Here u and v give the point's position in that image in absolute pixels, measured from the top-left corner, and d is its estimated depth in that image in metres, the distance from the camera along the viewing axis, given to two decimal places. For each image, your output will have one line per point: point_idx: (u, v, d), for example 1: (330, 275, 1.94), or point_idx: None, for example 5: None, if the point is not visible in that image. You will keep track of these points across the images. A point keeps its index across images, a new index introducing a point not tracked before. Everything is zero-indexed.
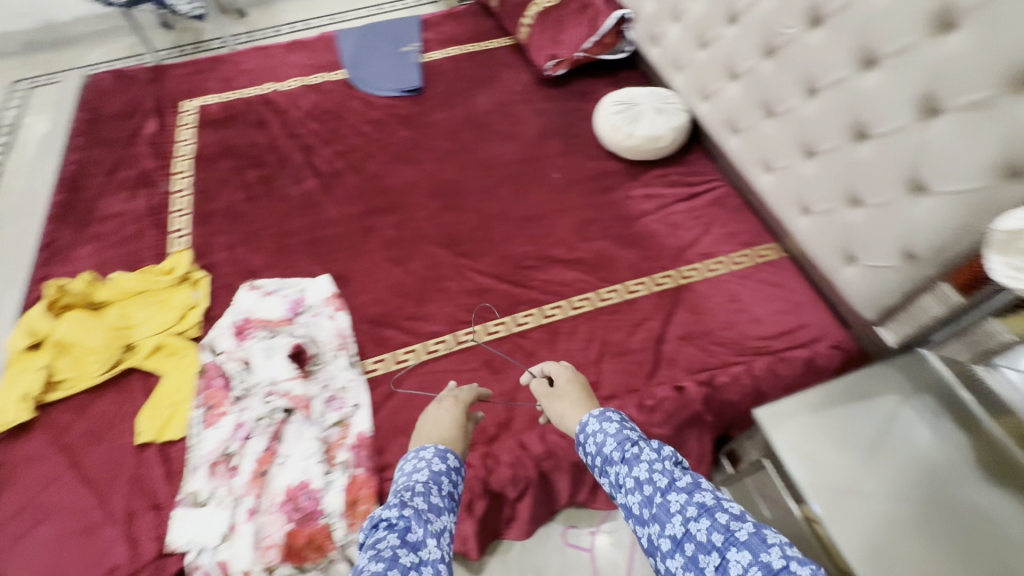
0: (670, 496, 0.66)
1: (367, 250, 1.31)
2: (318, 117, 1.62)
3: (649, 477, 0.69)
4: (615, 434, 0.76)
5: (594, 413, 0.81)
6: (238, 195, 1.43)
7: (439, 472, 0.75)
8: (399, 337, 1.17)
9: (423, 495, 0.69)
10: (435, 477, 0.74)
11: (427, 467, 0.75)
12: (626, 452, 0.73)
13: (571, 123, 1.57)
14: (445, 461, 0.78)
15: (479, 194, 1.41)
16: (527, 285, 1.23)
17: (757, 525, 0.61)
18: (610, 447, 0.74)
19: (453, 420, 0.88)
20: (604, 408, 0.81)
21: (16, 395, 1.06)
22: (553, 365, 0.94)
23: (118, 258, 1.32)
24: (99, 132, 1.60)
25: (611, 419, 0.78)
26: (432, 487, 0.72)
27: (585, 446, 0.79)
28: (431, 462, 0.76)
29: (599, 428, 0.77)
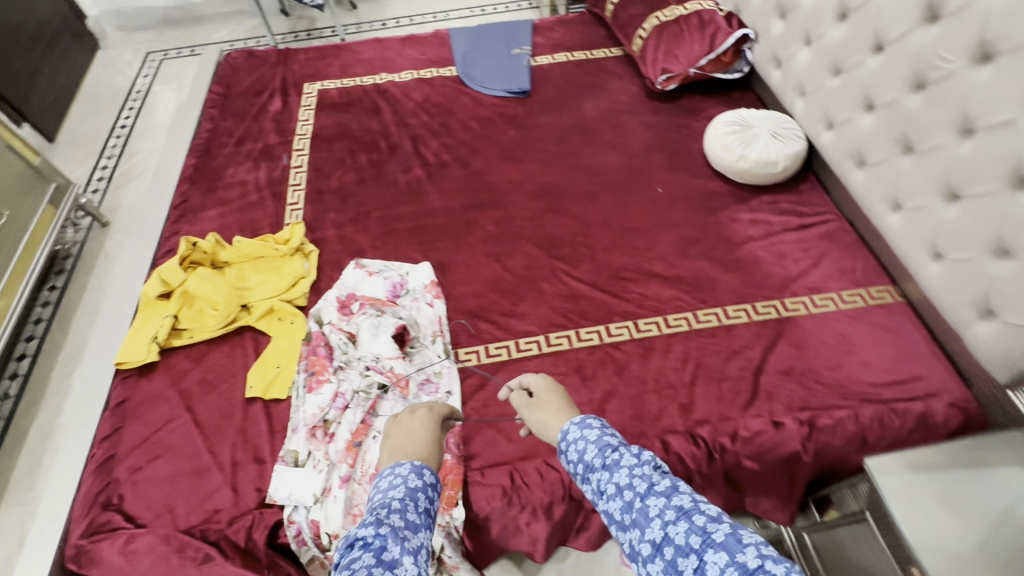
0: (651, 501, 0.65)
1: (468, 242, 1.35)
2: (427, 110, 1.68)
3: (629, 482, 0.68)
4: (595, 441, 0.74)
5: (576, 421, 0.79)
6: (350, 177, 1.51)
7: (416, 488, 0.75)
8: (492, 332, 1.18)
9: (400, 512, 0.69)
10: (411, 493, 0.74)
11: (403, 483, 0.76)
12: (607, 458, 0.72)
13: (677, 138, 1.55)
14: (421, 478, 0.78)
15: (579, 201, 1.42)
16: (623, 296, 1.23)
17: (734, 526, 0.60)
18: (590, 454, 0.73)
19: (425, 432, 0.89)
20: (584, 415, 0.79)
21: (147, 338, 1.17)
22: (531, 376, 0.90)
23: (238, 224, 1.43)
24: (231, 105, 1.74)
25: (591, 426, 0.77)
26: (409, 505, 0.72)
27: (565, 452, 0.77)
28: (407, 479, 0.76)
29: (580, 433, 0.76)
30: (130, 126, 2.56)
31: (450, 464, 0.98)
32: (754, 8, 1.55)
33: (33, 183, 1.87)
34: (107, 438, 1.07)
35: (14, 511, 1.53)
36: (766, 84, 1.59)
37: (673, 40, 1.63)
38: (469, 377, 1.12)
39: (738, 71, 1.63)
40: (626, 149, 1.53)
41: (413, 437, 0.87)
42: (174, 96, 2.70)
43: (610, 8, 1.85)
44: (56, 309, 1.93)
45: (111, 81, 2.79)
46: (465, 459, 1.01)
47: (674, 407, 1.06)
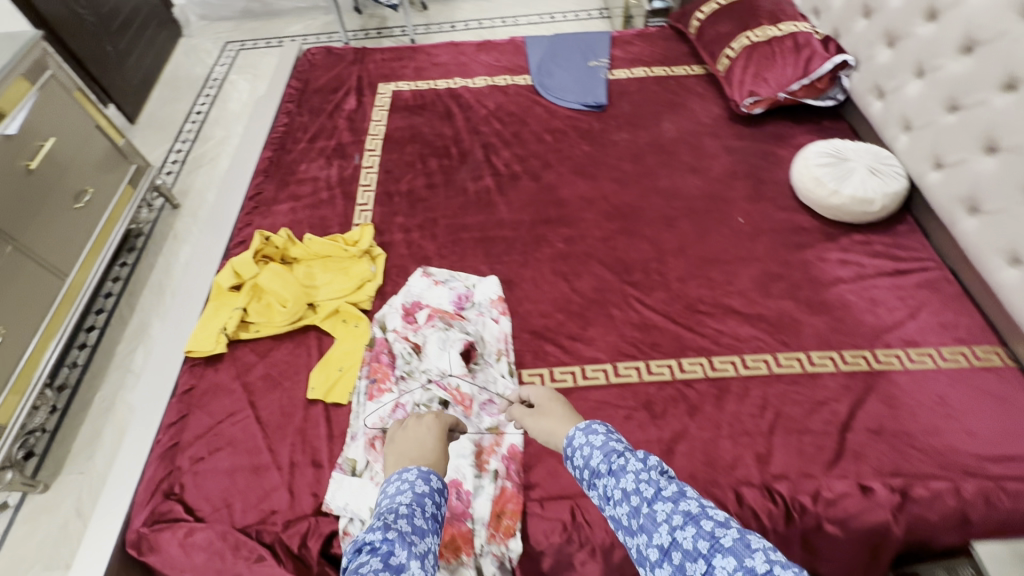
0: (658, 505, 0.66)
1: (536, 259, 1.31)
2: (500, 118, 1.66)
3: (636, 487, 0.69)
4: (601, 446, 0.76)
5: (581, 426, 0.81)
6: (420, 182, 1.50)
7: (423, 493, 0.77)
8: (557, 355, 1.14)
9: (407, 517, 0.71)
10: (418, 498, 0.76)
11: (410, 488, 0.77)
12: (613, 464, 0.73)
13: (761, 166, 1.47)
14: (428, 484, 0.79)
15: (653, 225, 1.36)
16: (698, 331, 1.16)
17: (742, 532, 0.61)
18: (596, 460, 0.74)
19: (433, 437, 0.90)
20: (589, 421, 0.81)
21: (216, 328, 1.19)
22: (532, 388, 0.94)
23: (308, 220, 1.44)
24: (307, 101, 1.76)
25: (597, 431, 0.78)
26: (416, 509, 0.74)
27: (571, 458, 0.79)
28: (414, 484, 0.78)
29: (585, 438, 0.78)
30: (205, 112, 2.65)
31: (509, 492, 0.95)
32: (855, 33, 1.46)
33: (116, 163, 1.95)
34: (173, 425, 1.08)
35: (72, 478, 1.58)
36: (862, 113, 1.49)
37: (764, 62, 1.55)
38: None
39: (832, 99, 1.55)
40: (707, 173, 1.47)
41: (419, 444, 0.88)
42: (248, 86, 2.77)
43: (696, 24, 1.78)
44: (125, 285, 2.01)
45: (190, 68, 2.89)
46: (524, 488, 0.97)
47: (751, 456, 0.99)
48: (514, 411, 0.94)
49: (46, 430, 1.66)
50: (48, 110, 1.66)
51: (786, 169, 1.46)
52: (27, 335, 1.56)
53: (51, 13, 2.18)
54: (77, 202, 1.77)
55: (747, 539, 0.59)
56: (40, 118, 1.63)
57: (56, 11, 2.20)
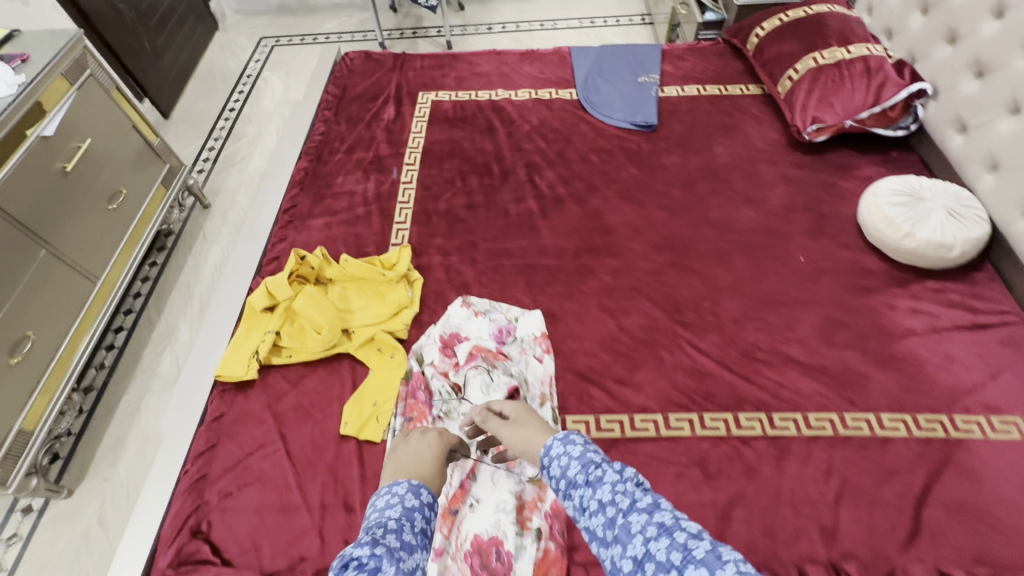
0: (632, 516, 0.68)
1: (581, 291, 1.23)
2: (544, 135, 1.58)
3: (612, 499, 0.71)
4: (579, 457, 0.78)
5: (558, 436, 0.83)
6: (459, 200, 1.44)
7: (413, 507, 0.77)
8: (603, 401, 1.08)
9: (396, 532, 0.71)
10: (408, 512, 0.75)
11: (399, 502, 0.77)
12: (590, 475, 0.75)
13: (824, 199, 1.37)
14: (419, 498, 0.80)
15: (707, 258, 1.28)
16: (756, 382, 1.08)
17: (715, 543, 0.62)
18: (574, 470, 0.77)
19: (428, 453, 0.89)
20: (567, 432, 0.84)
21: (247, 353, 1.14)
22: (507, 402, 0.96)
23: (343, 237, 1.38)
24: (345, 109, 1.71)
25: (574, 442, 0.81)
26: (405, 524, 0.73)
27: (549, 469, 0.81)
28: (405, 497, 0.78)
29: (563, 449, 0.80)
30: (238, 110, 2.62)
31: (554, 554, 0.89)
32: (935, 60, 1.36)
33: (150, 162, 1.93)
34: (202, 456, 1.04)
35: (95, 485, 1.56)
36: (936, 145, 1.39)
37: (831, 86, 1.44)
38: None
39: (903, 129, 1.44)
40: (763, 205, 1.37)
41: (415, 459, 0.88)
42: (281, 84, 2.73)
43: (754, 41, 1.67)
44: (154, 286, 1.99)
45: (225, 64, 2.87)
46: (568, 549, 0.91)
47: (814, 529, 0.91)
48: (489, 421, 0.94)
49: (72, 433, 1.65)
50: (84, 108, 1.63)
51: (851, 204, 1.36)
52: (57, 338, 1.54)
53: (92, 7, 2.16)
54: (111, 203, 1.74)
55: (719, 552, 0.60)
56: (78, 119, 1.61)
57: (97, 6, 2.19)
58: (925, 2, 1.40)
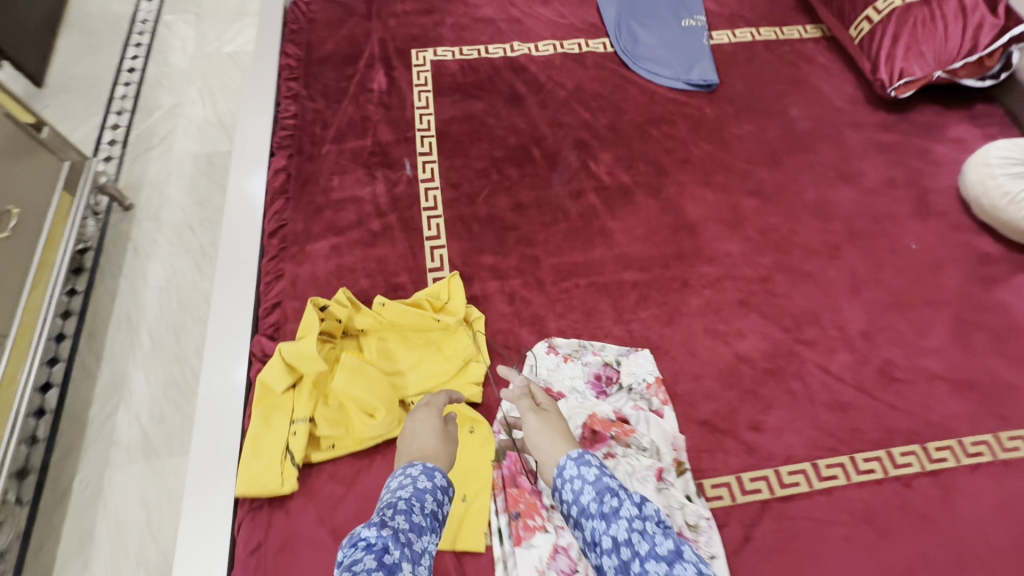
0: (650, 565, 0.64)
1: (680, 312, 1.02)
2: (586, 103, 1.27)
3: (629, 539, 0.66)
4: (593, 483, 0.73)
5: (574, 456, 0.77)
6: (500, 200, 1.13)
7: (425, 489, 0.72)
8: (740, 454, 0.90)
9: (405, 514, 0.67)
10: (418, 493, 0.71)
11: (411, 483, 0.72)
12: (606, 506, 0.70)
13: (922, 169, 1.20)
14: (431, 480, 0.74)
15: (815, 255, 1.09)
16: (903, 407, 0.94)
17: None
18: (587, 497, 0.72)
19: (430, 428, 0.82)
20: (583, 452, 0.78)
21: (276, 452, 0.85)
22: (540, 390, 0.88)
23: (362, 264, 1.05)
24: (318, 78, 1.29)
25: (591, 465, 0.76)
26: (415, 504, 0.69)
27: (561, 490, 0.76)
28: (417, 479, 0.73)
29: (576, 471, 0.75)
30: (141, 71, 1.99)
31: None
32: None
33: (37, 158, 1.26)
34: None
35: None
36: None
37: (921, 30, 1.20)
38: (723, 523, 0.85)
39: (992, 78, 1.25)
40: (860, 180, 1.18)
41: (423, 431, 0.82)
42: (192, 30, 2.08)
43: None
44: (81, 324, 1.49)
45: (104, 5, 2.14)
46: None
47: None
48: (516, 403, 0.86)
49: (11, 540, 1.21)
50: None
51: (949, 173, 1.19)
52: None
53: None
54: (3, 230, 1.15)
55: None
56: None
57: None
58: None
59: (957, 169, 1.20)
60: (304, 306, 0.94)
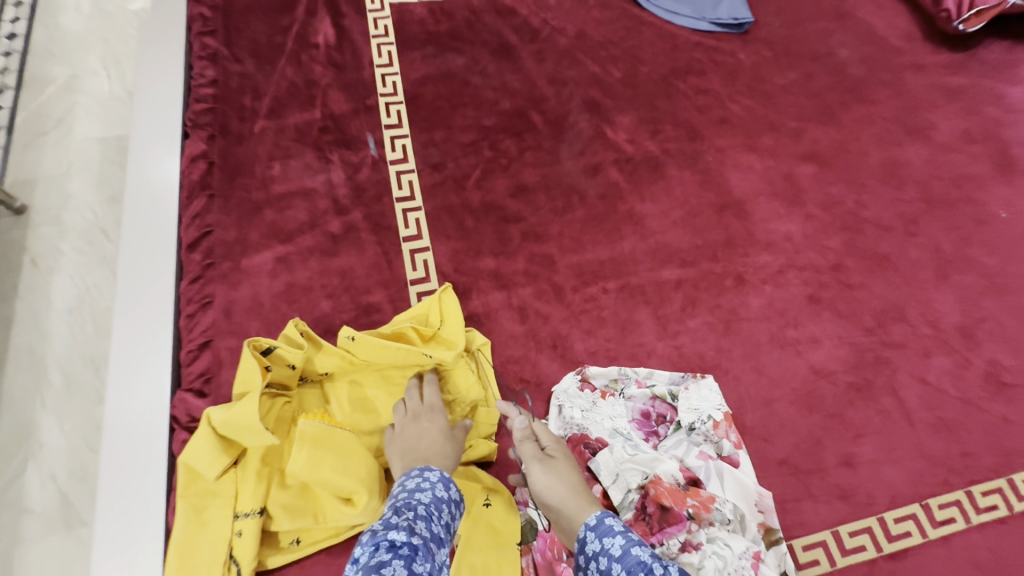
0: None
1: (737, 316, 0.80)
2: (593, 52, 1.00)
3: None
4: (620, 559, 0.49)
5: (592, 523, 0.53)
6: (496, 183, 0.87)
7: (444, 500, 0.53)
8: (834, 500, 0.70)
9: (426, 520, 0.48)
10: (438, 501, 0.52)
11: (429, 488, 0.53)
12: None
13: (1000, 118, 0.99)
14: (449, 490, 0.54)
15: (890, 233, 0.88)
16: (1019, 421, 0.76)
17: None
18: None
19: (441, 428, 0.64)
20: (602, 514, 0.54)
21: (218, 563, 0.61)
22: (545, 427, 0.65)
23: (321, 281, 0.79)
24: (244, 32, 0.98)
25: (615, 532, 0.51)
26: (433, 514, 0.50)
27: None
28: (433, 486, 0.53)
29: (597, 544, 0.51)
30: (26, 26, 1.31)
31: None
32: None
33: None
34: None
35: None
36: None
37: None
38: None
39: None
40: (931, 136, 0.97)
41: (434, 428, 0.64)
42: None
43: None
44: None
45: None
46: None
47: None
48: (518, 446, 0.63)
49: None
50: None
51: None
52: None
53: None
54: None
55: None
56: None
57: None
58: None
59: None
60: (244, 348, 0.65)
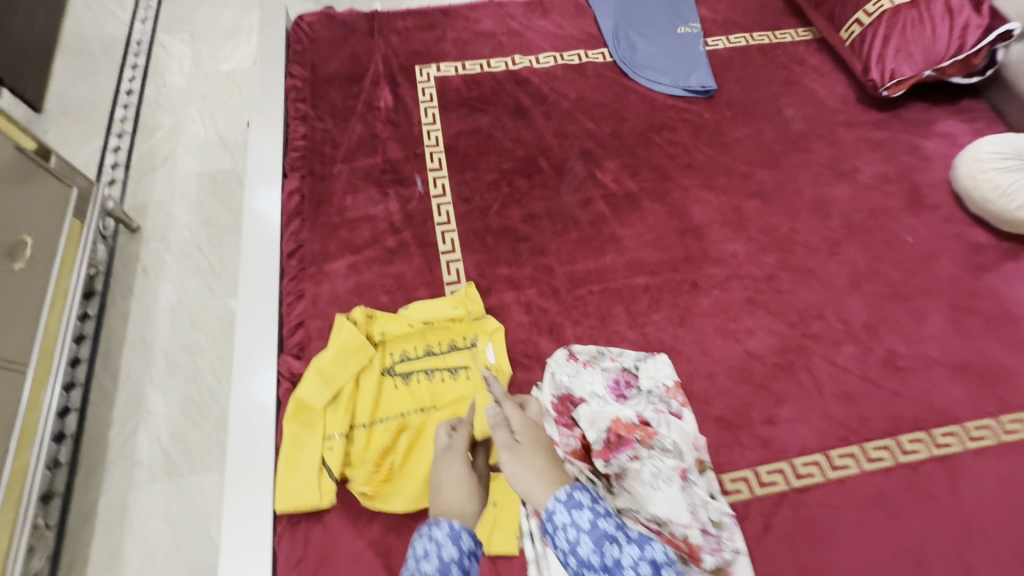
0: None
1: (694, 314, 1.06)
2: (588, 113, 1.30)
3: None
4: (589, 532, 0.70)
5: (561, 498, 0.74)
6: (512, 212, 1.17)
7: (450, 559, 0.70)
8: (756, 448, 0.94)
9: None
10: (444, 566, 0.69)
11: (435, 552, 0.70)
12: (607, 558, 0.68)
13: (914, 164, 1.25)
14: (458, 546, 0.71)
15: (817, 252, 1.13)
16: (907, 394, 1.00)
17: None
18: (586, 548, 0.69)
19: (461, 477, 0.83)
20: (570, 490, 0.75)
21: (312, 471, 0.88)
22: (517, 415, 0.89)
23: (380, 282, 1.08)
24: (325, 98, 1.32)
25: (582, 506, 0.73)
26: None
27: (554, 538, 0.73)
28: (443, 547, 0.71)
29: (569, 520, 0.72)
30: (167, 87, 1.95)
31: None
32: None
33: (36, 181, 1.39)
34: None
35: None
36: (1014, 92, 1.29)
37: (911, 30, 1.25)
38: (744, 516, 0.89)
39: (978, 75, 1.30)
40: (855, 178, 1.23)
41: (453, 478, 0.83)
42: (188, 50, 2.09)
43: None
44: (95, 346, 1.57)
45: (100, 27, 2.13)
46: None
47: (1012, 559, 0.86)
48: (494, 433, 0.88)
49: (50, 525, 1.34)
50: None
51: (941, 167, 1.25)
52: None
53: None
54: (15, 260, 1.29)
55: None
56: None
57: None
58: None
59: (947, 163, 1.25)
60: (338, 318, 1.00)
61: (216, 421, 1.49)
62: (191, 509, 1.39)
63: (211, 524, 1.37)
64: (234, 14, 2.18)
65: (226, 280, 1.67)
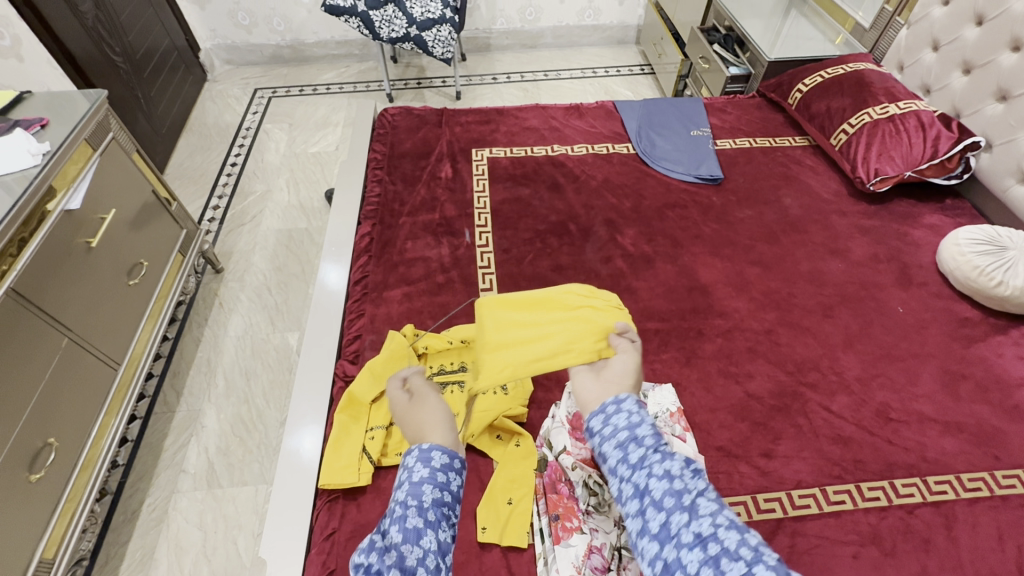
0: (703, 499, 0.58)
1: (699, 356, 1.19)
2: (612, 191, 1.55)
3: (684, 474, 0.60)
4: (652, 423, 0.66)
5: (635, 395, 0.70)
6: (543, 262, 1.38)
7: (421, 480, 0.67)
8: (755, 478, 1.02)
9: (398, 523, 0.62)
10: (413, 490, 0.66)
11: (407, 478, 0.68)
12: (662, 442, 0.64)
13: (902, 248, 1.41)
14: (427, 466, 0.69)
15: (812, 313, 1.27)
16: (900, 443, 1.07)
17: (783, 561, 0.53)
18: (645, 429, 0.65)
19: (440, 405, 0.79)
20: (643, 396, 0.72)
21: (355, 456, 1.02)
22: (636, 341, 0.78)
23: (428, 308, 1.28)
24: (398, 167, 1.63)
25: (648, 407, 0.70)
26: (410, 504, 0.64)
27: (609, 416, 0.67)
28: (413, 470, 0.68)
29: (634, 406, 0.67)
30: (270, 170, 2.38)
31: None
32: (985, 116, 1.46)
33: (160, 219, 1.71)
34: None
35: None
36: (992, 194, 1.48)
37: (889, 140, 1.48)
38: None
39: (957, 177, 1.50)
40: (848, 256, 1.39)
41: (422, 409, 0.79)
42: (285, 135, 2.55)
43: (797, 96, 1.73)
44: (168, 364, 1.76)
45: (219, 115, 2.63)
46: None
47: None
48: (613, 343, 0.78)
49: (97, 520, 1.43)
50: (104, 175, 1.44)
51: (929, 251, 1.40)
52: (78, 441, 1.31)
53: (82, 52, 1.89)
54: (131, 278, 1.55)
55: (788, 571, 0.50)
56: (100, 188, 1.42)
57: (87, 49, 1.91)
58: (980, 14, 1.47)
59: (935, 249, 1.40)
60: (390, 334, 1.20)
61: (260, 438, 1.61)
62: (221, 524, 1.45)
63: (240, 534, 1.43)
64: (326, 112, 2.68)
65: (289, 318, 1.89)
